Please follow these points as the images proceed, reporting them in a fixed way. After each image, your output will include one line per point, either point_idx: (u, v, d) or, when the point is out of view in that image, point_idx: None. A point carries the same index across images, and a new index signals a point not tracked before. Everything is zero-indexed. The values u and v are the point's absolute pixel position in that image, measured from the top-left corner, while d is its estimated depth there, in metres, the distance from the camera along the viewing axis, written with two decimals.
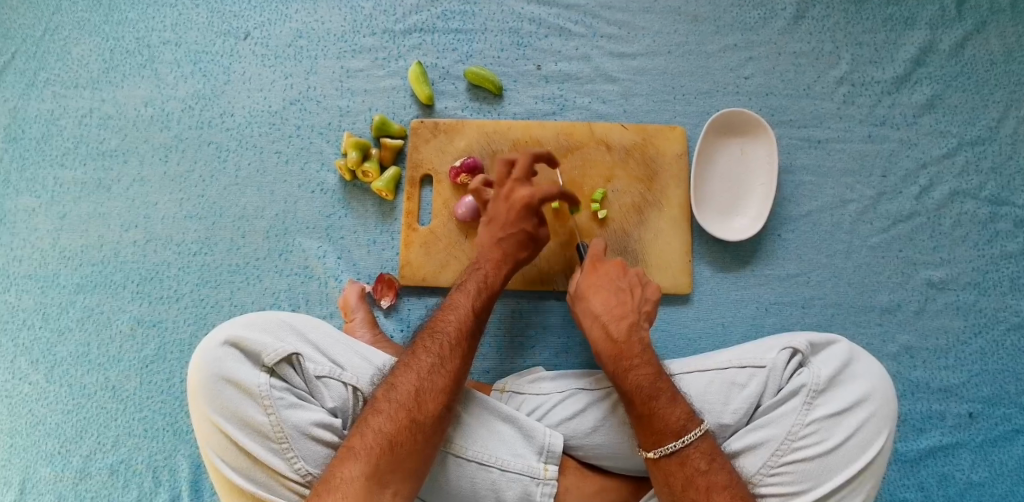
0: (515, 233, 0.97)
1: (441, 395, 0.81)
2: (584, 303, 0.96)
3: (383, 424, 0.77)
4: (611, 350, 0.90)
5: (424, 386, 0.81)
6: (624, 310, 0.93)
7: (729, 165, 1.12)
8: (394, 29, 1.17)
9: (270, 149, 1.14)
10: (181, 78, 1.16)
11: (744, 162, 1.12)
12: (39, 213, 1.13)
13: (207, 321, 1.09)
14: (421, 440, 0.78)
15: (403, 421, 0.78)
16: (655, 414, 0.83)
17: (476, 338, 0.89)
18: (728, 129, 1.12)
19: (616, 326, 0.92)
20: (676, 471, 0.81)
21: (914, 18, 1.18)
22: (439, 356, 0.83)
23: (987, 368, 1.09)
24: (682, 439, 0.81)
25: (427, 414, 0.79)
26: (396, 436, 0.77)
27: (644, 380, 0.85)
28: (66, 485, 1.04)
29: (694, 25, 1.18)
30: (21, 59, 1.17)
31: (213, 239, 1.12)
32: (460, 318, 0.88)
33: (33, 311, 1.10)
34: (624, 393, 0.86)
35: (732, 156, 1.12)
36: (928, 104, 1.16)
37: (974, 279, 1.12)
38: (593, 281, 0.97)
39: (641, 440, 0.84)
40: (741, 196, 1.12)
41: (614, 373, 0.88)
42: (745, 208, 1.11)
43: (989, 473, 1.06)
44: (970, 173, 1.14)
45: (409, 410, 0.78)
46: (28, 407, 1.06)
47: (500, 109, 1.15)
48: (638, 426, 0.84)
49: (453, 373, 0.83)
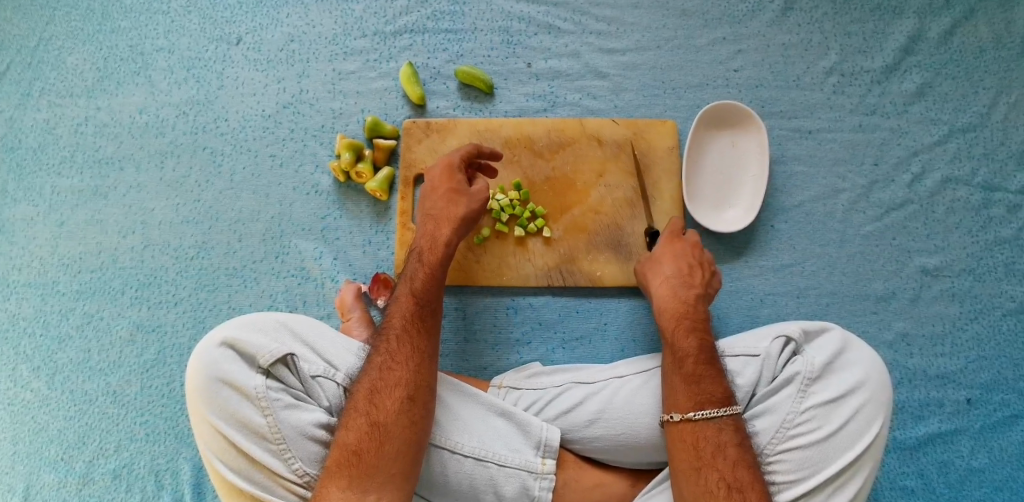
0: (444, 199, 0.98)
1: (396, 390, 0.81)
2: (654, 265, 1.01)
3: (348, 435, 0.79)
4: (676, 309, 0.93)
5: (377, 387, 0.81)
6: (696, 281, 0.96)
7: (721, 157, 1.13)
8: (385, 30, 1.18)
9: (265, 153, 1.15)
10: (176, 85, 1.17)
11: (736, 153, 1.12)
12: (37, 222, 1.14)
13: (206, 325, 1.10)
14: (389, 440, 0.78)
15: (363, 428, 0.79)
16: (702, 377, 0.85)
17: (428, 317, 0.87)
18: (720, 121, 1.12)
19: (684, 291, 0.95)
20: (710, 436, 0.82)
21: (902, 6, 1.18)
22: (389, 354, 0.84)
23: (984, 354, 1.09)
24: (724, 408, 0.83)
25: (388, 415, 0.79)
26: (360, 445, 0.78)
27: (703, 345, 0.89)
28: (69, 491, 1.05)
29: (683, 19, 1.19)
30: (16, 69, 1.18)
31: (210, 243, 1.12)
32: (403, 310, 0.88)
33: (33, 318, 1.11)
34: (678, 350, 0.89)
35: (723, 148, 1.13)
36: (919, 92, 1.16)
37: (969, 266, 1.12)
38: (668, 250, 1.01)
39: (680, 401, 0.84)
40: (733, 188, 1.12)
41: (675, 328, 0.91)
42: (737, 199, 1.12)
43: (988, 459, 1.06)
44: (962, 159, 1.14)
45: (367, 415, 0.80)
46: (31, 414, 1.07)
47: (491, 107, 1.16)
48: (683, 384, 0.86)
49: (402, 362, 0.83)
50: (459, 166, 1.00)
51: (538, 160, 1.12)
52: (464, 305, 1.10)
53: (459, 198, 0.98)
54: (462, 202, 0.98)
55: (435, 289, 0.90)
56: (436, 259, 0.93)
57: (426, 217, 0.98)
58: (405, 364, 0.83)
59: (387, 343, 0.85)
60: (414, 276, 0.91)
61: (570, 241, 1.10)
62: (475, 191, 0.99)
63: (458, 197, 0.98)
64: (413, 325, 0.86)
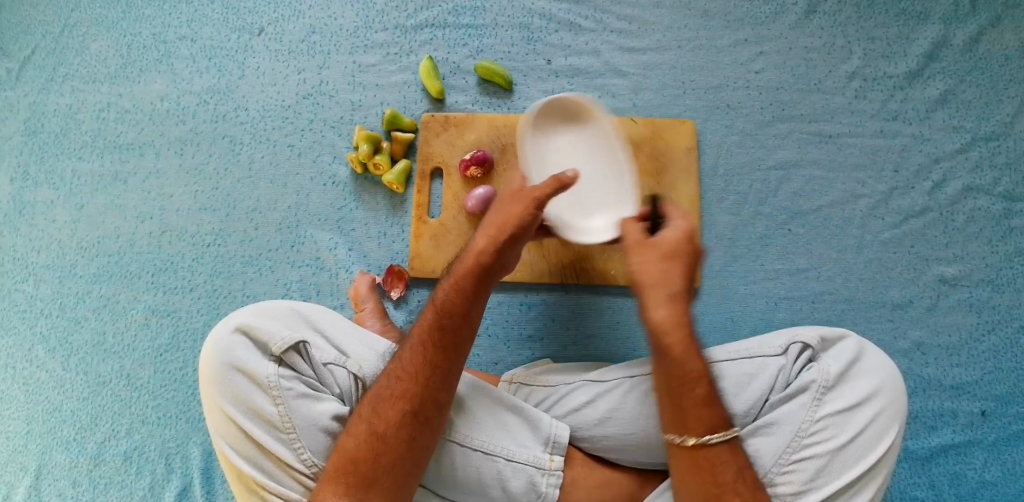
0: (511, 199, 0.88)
1: (400, 402, 0.79)
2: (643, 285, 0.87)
3: (350, 440, 0.78)
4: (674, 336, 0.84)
5: (383, 396, 0.80)
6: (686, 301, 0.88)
7: (586, 157, 1.04)
8: (405, 24, 1.18)
9: (284, 143, 1.16)
10: (197, 73, 1.18)
11: (586, 151, 1.04)
12: (57, 205, 1.15)
13: (220, 311, 1.11)
14: (388, 452, 0.77)
15: (365, 434, 0.78)
16: (710, 401, 0.82)
17: (455, 330, 0.82)
18: (557, 116, 1.03)
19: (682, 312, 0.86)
20: (726, 458, 0.80)
21: (927, 12, 1.17)
22: (405, 363, 0.82)
23: (1001, 366, 1.08)
24: (719, 434, 0.80)
25: (389, 424, 0.78)
26: (357, 453, 0.77)
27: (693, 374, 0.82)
28: (81, 472, 1.06)
29: (705, 19, 1.18)
30: (41, 54, 1.19)
31: (227, 231, 1.13)
32: (432, 318, 0.83)
33: (51, 300, 1.12)
34: (683, 377, 0.82)
35: (567, 145, 1.04)
36: (941, 99, 1.15)
37: (987, 276, 1.11)
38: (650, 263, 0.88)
39: (671, 427, 0.82)
40: (597, 188, 1.03)
41: (678, 353, 0.83)
42: (604, 203, 1.02)
43: (1002, 472, 1.05)
44: (984, 168, 1.13)
45: (370, 422, 0.79)
46: (44, 394, 1.08)
47: (510, 103, 1.15)
48: (671, 409, 0.83)
49: (414, 374, 0.80)
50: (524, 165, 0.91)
51: None
52: None
53: (518, 197, 0.87)
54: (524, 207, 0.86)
55: (468, 302, 0.83)
56: (484, 264, 0.84)
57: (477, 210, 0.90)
58: (414, 377, 0.80)
59: (410, 351, 0.82)
60: (451, 283, 0.85)
61: None
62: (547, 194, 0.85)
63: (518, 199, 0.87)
64: (440, 339, 0.81)
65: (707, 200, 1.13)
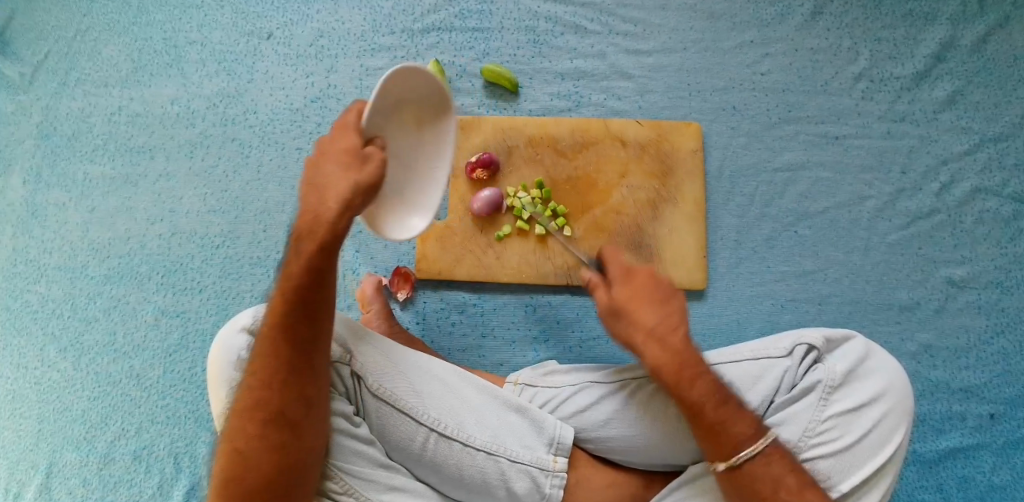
0: (337, 171, 0.74)
1: (257, 411, 0.74)
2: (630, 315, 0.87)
3: (218, 463, 0.74)
4: (672, 365, 0.84)
5: (242, 406, 0.75)
6: (676, 321, 0.87)
7: (416, 146, 0.85)
8: (412, 28, 1.19)
9: (292, 146, 1.17)
10: (207, 77, 1.20)
11: (419, 138, 0.85)
12: (69, 207, 1.16)
13: (228, 312, 1.12)
14: (254, 468, 0.72)
15: (229, 453, 0.74)
16: (727, 422, 0.82)
17: (296, 319, 0.75)
18: (400, 97, 0.80)
19: (672, 338, 0.86)
20: (763, 474, 0.80)
21: (935, 13, 1.17)
22: (250, 372, 0.75)
23: (1010, 369, 1.07)
24: (755, 447, 0.81)
25: (252, 436, 0.73)
26: (226, 471, 0.73)
27: (710, 391, 0.83)
28: (91, 470, 1.07)
29: (711, 21, 1.18)
30: (53, 59, 1.21)
31: (235, 233, 1.14)
32: (276, 312, 0.76)
33: (62, 301, 1.13)
34: (690, 406, 0.83)
35: (405, 133, 0.84)
36: (949, 100, 1.14)
37: (996, 278, 1.10)
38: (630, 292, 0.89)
39: (710, 452, 0.83)
40: (415, 186, 0.88)
41: (678, 385, 0.84)
42: (424, 201, 0.88)
43: (1011, 476, 1.04)
44: (992, 170, 1.12)
45: (232, 442, 0.74)
46: (56, 393, 1.10)
47: (516, 105, 1.16)
48: (706, 436, 0.82)
49: (266, 378, 0.74)
50: (359, 126, 0.75)
51: (561, 159, 1.12)
52: (482, 301, 1.11)
53: (356, 166, 0.74)
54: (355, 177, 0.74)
55: (313, 285, 0.75)
56: (320, 240, 0.75)
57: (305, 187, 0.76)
58: (268, 382, 0.74)
59: (258, 357, 0.76)
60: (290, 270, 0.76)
61: (590, 240, 1.10)
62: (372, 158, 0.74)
63: (347, 168, 0.74)
64: (284, 332, 0.75)
65: (713, 201, 1.13)
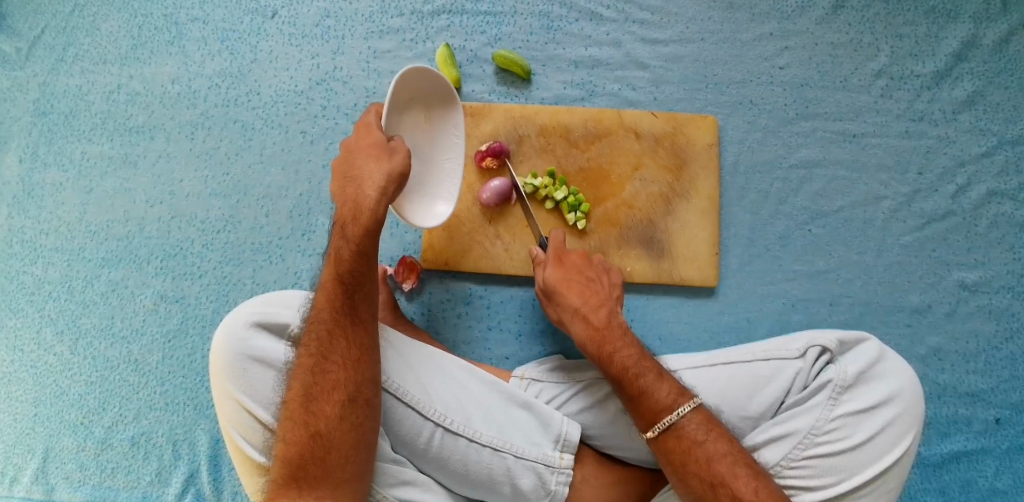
0: (372, 162, 0.83)
1: (335, 393, 0.79)
2: (559, 296, 0.95)
3: (290, 448, 0.77)
4: (592, 337, 0.89)
5: (314, 391, 0.79)
6: (600, 300, 0.93)
7: (428, 144, 0.98)
8: (422, 10, 1.15)
9: (296, 129, 1.13)
10: (209, 56, 1.16)
11: (430, 137, 0.98)
12: (66, 188, 1.13)
13: (229, 299, 1.09)
14: (333, 448, 0.76)
15: (305, 438, 0.77)
16: (645, 392, 0.83)
17: (352, 301, 0.82)
18: (410, 96, 0.94)
19: (595, 315, 0.91)
20: (676, 445, 0.81)
21: (958, 10, 1.14)
22: (315, 355, 0.81)
23: (1018, 374, 1.07)
24: (675, 413, 0.81)
25: (331, 419, 0.78)
26: (303, 455, 0.76)
27: (630, 361, 0.85)
28: (88, 456, 1.05)
29: (730, 12, 1.15)
30: (51, 34, 1.16)
31: (237, 217, 1.12)
32: (327, 297, 0.83)
33: (59, 284, 1.10)
34: (612, 376, 0.85)
35: (418, 126, 0.97)
36: (969, 100, 1.12)
37: (1009, 283, 1.09)
38: (562, 274, 0.96)
39: (638, 422, 0.83)
40: (434, 175, 0.99)
41: (598, 359, 0.87)
42: (446, 188, 0.99)
43: (1014, 482, 1.04)
44: (1009, 173, 1.11)
45: (308, 425, 0.78)
46: (52, 378, 1.08)
47: (527, 93, 1.13)
48: (630, 408, 0.84)
49: (341, 361, 0.80)
50: (380, 124, 0.86)
51: (573, 149, 1.10)
52: (488, 293, 1.09)
53: (385, 156, 0.83)
54: (389, 164, 0.83)
55: (365, 267, 0.82)
56: (361, 226, 0.82)
57: (341, 180, 0.84)
58: (341, 365, 0.80)
59: (313, 340, 0.81)
60: (342, 255, 0.83)
61: (601, 233, 1.08)
62: (400, 147, 0.84)
63: (381, 158, 0.83)
64: (343, 313, 0.82)
65: (726, 197, 1.11)
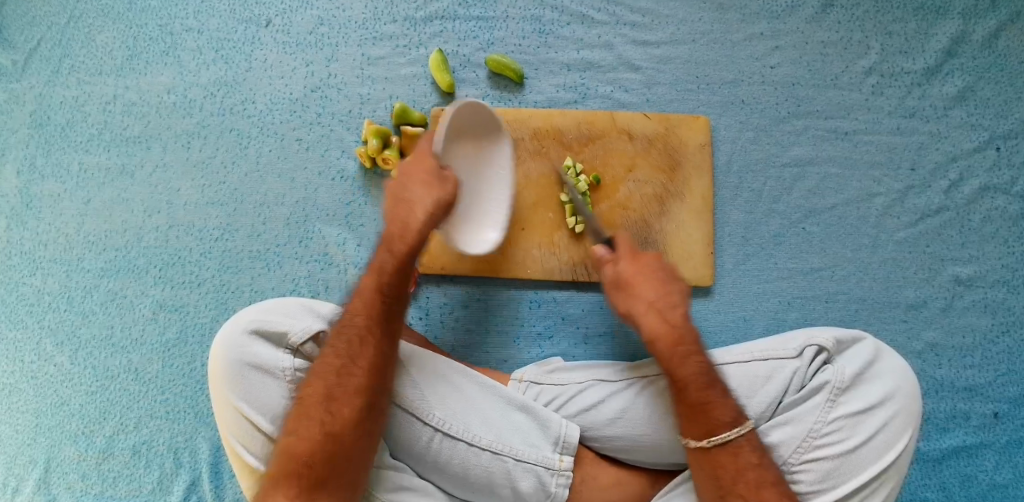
0: (421, 188, 0.87)
1: (354, 398, 0.79)
2: (629, 292, 0.88)
3: (300, 445, 0.77)
4: (668, 339, 0.85)
5: (335, 392, 0.80)
6: (676, 298, 0.88)
7: (477, 173, 1.02)
8: (415, 16, 1.16)
9: (291, 136, 1.14)
10: (204, 65, 1.17)
11: (479, 166, 1.02)
12: (64, 199, 1.14)
13: (228, 307, 1.10)
14: (341, 451, 0.77)
15: (316, 436, 0.77)
16: (709, 403, 0.82)
17: (389, 318, 0.84)
18: (459, 127, 0.96)
19: (671, 313, 0.87)
20: (727, 463, 0.80)
21: (947, 7, 1.15)
22: (345, 357, 0.81)
23: (1015, 368, 1.07)
24: (735, 430, 0.80)
25: (345, 423, 0.78)
26: (312, 454, 0.76)
27: (702, 369, 0.83)
28: (90, 466, 1.06)
29: (720, 13, 1.16)
30: (47, 46, 1.17)
31: (234, 225, 1.12)
32: (364, 305, 0.84)
33: (58, 294, 1.11)
34: (679, 381, 0.83)
35: (468, 155, 1.01)
36: (960, 96, 1.13)
37: (1003, 277, 1.09)
38: (636, 270, 0.89)
39: (691, 430, 0.82)
40: (480, 205, 1.02)
41: (668, 359, 0.84)
42: (492, 217, 1.02)
43: (1012, 475, 1.04)
44: (1002, 167, 1.11)
45: (321, 424, 0.78)
46: (53, 388, 1.08)
47: (521, 97, 1.14)
48: (688, 414, 0.82)
49: (366, 369, 0.81)
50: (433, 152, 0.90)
51: (567, 152, 1.10)
52: (485, 296, 1.09)
53: (436, 184, 0.87)
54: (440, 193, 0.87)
55: (404, 282, 0.86)
56: (406, 247, 0.85)
57: (392, 202, 0.88)
58: (366, 371, 0.81)
59: (344, 344, 0.82)
60: (384, 268, 0.86)
61: None
62: (452, 178, 0.88)
63: (431, 182, 0.88)
64: (377, 324, 0.83)
65: (720, 197, 1.11)
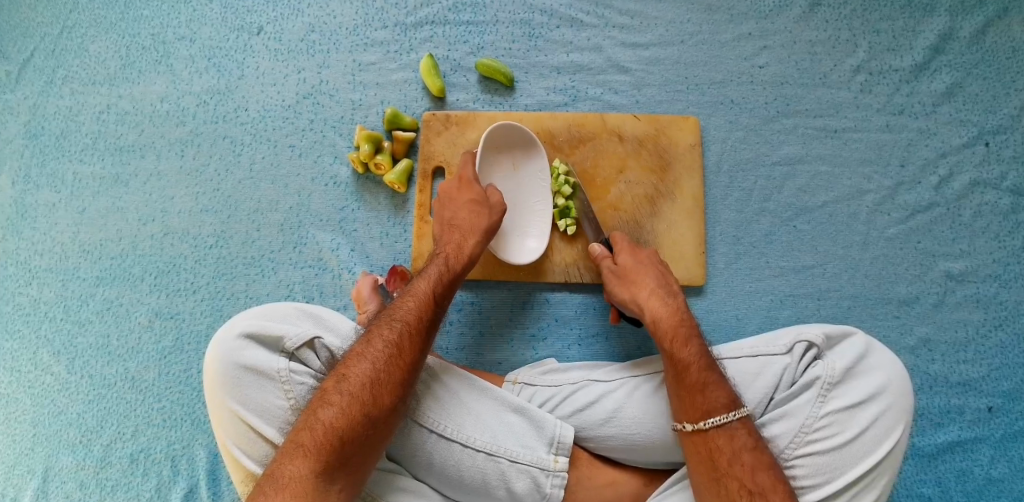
0: (472, 210, 1.00)
1: (398, 390, 0.82)
2: (630, 284, 0.96)
3: (337, 422, 0.78)
4: (670, 324, 0.90)
5: (379, 379, 0.81)
6: (674, 290, 0.95)
7: (519, 186, 1.09)
8: (405, 22, 1.17)
9: (285, 143, 1.15)
10: (197, 74, 1.18)
11: (520, 179, 1.09)
12: (59, 208, 1.15)
13: (223, 313, 1.11)
14: (372, 438, 0.79)
15: (355, 417, 0.78)
16: (707, 386, 0.84)
17: (436, 324, 0.89)
18: (496, 145, 1.08)
19: (670, 301, 0.93)
20: (723, 444, 0.81)
21: (933, 4, 1.16)
22: (396, 346, 0.84)
23: (1008, 362, 1.07)
24: (732, 413, 0.82)
25: (384, 412, 0.80)
26: (346, 432, 0.77)
27: (700, 354, 0.87)
28: (87, 474, 1.06)
29: (708, 13, 1.17)
30: (40, 57, 1.18)
31: (229, 232, 1.13)
32: (418, 303, 0.88)
33: (55, 304, 1.12)
34: (679, 360, 0.86)
35: (506, 171, 1.09)
36: (948, 92, 1.14)
37: (995, 271, 1.10)
38: (635, 263, 0.98)
39: (687, 413, 0.83)
40: (525, 216, 1.09)
41: (672, 339, 0.88)
42: (536, 226, 1.08)
43: (1008, 469, 1.04)
44: (991, 162, 1.12)
45: (363, 404, 0.79)
46: (50, 397, 1.09)
47: (511, 100, 1.15)
48: (685, 396, 0.84)
49: (410, 366, 0.83)
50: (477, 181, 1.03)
51: (558, 155, 1.11)
52: (479, 299, 1.10)
53: (485, 212, 1.00)
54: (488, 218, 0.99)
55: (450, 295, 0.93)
56: (459, 268, 0.95)
57: (447, 226, 0.99)
58: (411, 370, 0.83)
59: (397, 337, 0.84)
60: (436, 276, 0.93)
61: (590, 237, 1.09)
62: (498, 203, 1.01)
63: (482, 207, 1.00)
64: (427, 327, 0.87)
65: (711, 196, 1.12)
